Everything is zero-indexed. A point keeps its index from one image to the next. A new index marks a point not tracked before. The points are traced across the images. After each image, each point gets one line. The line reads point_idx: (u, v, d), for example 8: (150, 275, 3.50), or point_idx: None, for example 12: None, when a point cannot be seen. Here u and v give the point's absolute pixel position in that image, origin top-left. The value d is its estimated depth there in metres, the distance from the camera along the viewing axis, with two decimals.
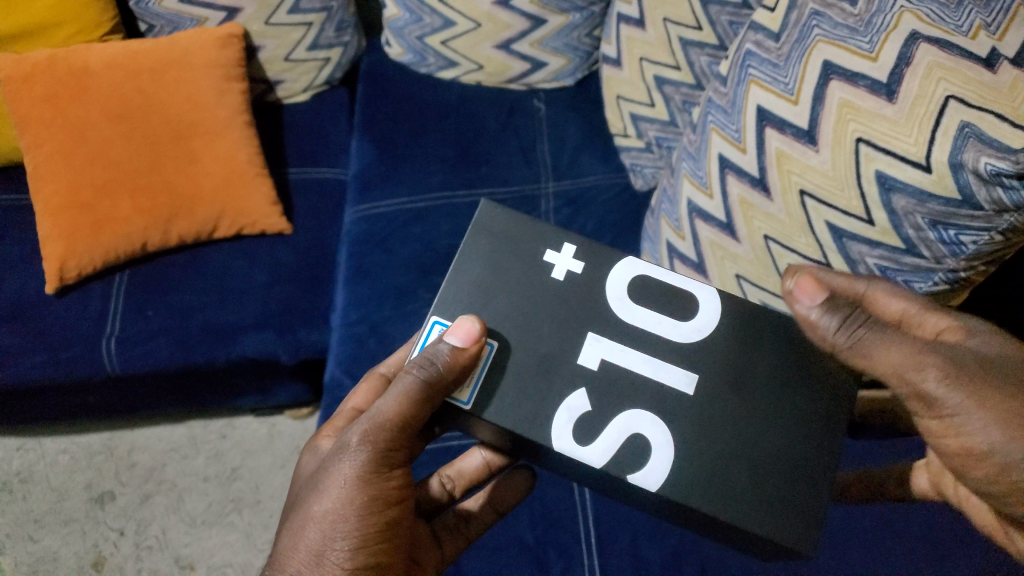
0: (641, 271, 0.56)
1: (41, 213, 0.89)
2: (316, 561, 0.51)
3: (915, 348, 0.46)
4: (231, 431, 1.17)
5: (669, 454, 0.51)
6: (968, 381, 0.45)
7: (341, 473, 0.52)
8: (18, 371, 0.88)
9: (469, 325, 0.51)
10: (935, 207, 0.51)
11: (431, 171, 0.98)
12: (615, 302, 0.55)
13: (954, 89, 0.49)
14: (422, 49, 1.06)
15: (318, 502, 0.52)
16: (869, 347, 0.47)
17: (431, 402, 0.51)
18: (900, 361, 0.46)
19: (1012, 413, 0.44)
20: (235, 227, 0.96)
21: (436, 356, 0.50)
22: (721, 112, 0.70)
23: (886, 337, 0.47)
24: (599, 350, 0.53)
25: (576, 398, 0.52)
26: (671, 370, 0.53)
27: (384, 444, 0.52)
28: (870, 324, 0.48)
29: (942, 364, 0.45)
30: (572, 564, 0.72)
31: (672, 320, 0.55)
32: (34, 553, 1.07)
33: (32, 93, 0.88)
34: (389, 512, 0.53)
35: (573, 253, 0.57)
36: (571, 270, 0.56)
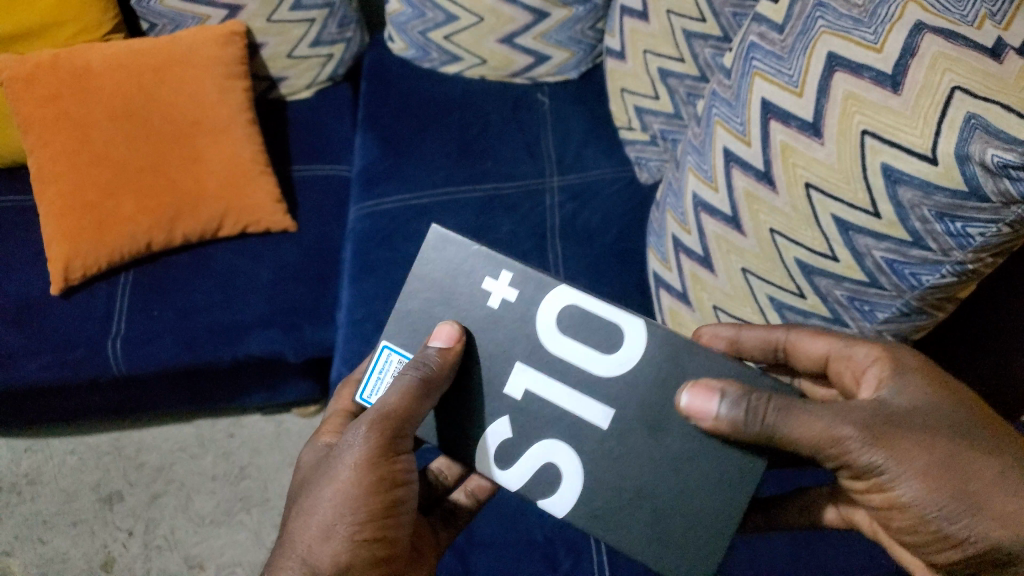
0: (570, 299, 0.55)
1: (45, 213, 0.89)
2: (325, 536, 0.51)
3: (829, 418, 0.47)
4: (239, 429, 1.17)
5: (576, 485, 0.55)
6: (883, 440, 0.46)
7: (347, 454, 0.52)
8: (25, 372, 0.88)
9: (449, 328, 0.55)
10: (941, 199, 0.51)
11: (436, 167, 0.98)
12: (542, 333, 0.55)
13: (959, 80, 0.49)
14: (425, 44, 1.06)
15: (327, 483, 0.52)
16: (787, 427, 0.47)
17: (433, 391, 0.53)
18: (819, 435, 0.46)
19: (924, 465, 0.46)
20: (239, 225, 0.96)
21: (428, 355, 0.53)
22: (725, 105, 0.70)
23: (801, 413, 0.47)
24: (525, 379, 0.56)
25: (499, 424, 0.56)
26: (590, 405, 0.55)
27: (392, 430, 0.52)
28: (780, 399, 0.48)
29: (857, 429, 0.46)
30: (583, 559, 0.72)
31: (597, 353, 0.55)
32: (44, 554, 1.07)
33: (35, 93, 0.88)
34: (397, 492, 0.53)
35: (509, 278, 0.57)
36: (505, 298, 0.56)
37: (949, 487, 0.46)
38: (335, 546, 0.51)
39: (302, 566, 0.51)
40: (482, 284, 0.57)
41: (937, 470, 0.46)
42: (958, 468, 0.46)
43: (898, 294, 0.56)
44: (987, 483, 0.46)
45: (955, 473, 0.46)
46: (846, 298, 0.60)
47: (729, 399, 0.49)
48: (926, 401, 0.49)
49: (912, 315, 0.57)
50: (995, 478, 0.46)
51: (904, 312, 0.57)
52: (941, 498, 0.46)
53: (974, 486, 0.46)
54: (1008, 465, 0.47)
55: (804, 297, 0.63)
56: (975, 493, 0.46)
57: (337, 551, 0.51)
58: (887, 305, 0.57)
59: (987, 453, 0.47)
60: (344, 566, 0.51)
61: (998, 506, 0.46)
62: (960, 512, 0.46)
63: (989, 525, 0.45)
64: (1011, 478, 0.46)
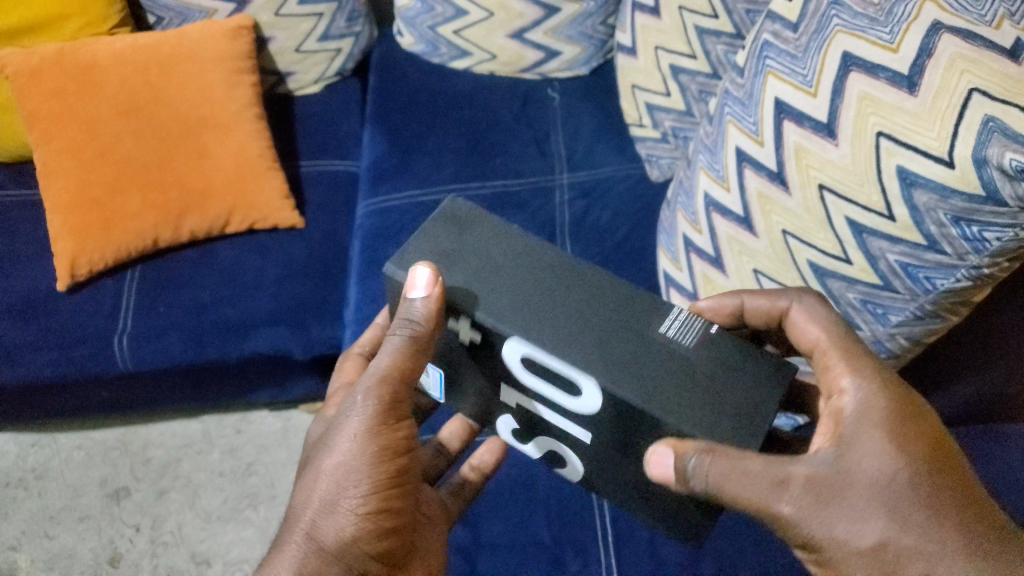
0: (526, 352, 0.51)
1: (52, 209, 0.89)
2: (329, 509, 0.51)
3: (761, 489, 0.44)
4: (246, 425, 1.17)
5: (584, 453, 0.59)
6: (811, 512, 0.44)
7: (349, 428, 0.52)
8: (33, 368, 0.88)
9: (422, 275, 0.50)
10: (957, 203, 0.50)
11: (446, 163, 0.97)
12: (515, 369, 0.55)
13: (977, 82, 0.49)
14: (434, 38, 1.06)
15: (328, 454, 0.52)
16: (718, 490, 0.45)
17: (428, 345, 0.52)
18: (750, 500, 0.45)
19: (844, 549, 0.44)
20: (246, 222, 0.95)
21: (408, 309, 0.50)
22: (737, 104, 0.69)
23: (733, 480, 0.44)
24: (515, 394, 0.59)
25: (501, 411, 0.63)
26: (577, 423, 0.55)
27: (388, 396, 0.52)
28: (716, 459, 0.45)
29: (787, 500, 0.44)
30: (590, 562, 0.70)
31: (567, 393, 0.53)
32: (51, 550, 1.07)
33: (39, 88, 0.87)
34: (400, 460, 0.53)
35: (467, 323, 0.53)
36: (471, 338, 0.54)
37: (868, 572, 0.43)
38: (340, 519, 0.51)
39: (307, 541, 0.51)
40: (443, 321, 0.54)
41: (865, 551, 0.43)
42: (890, 549, 0.43)
43: (912, 298, 0.56)
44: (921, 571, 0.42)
45: (885, 557, 0.43)
46: (859, 301, 0.59)
47: (683, 453, 0.46)
48: (879, 470, 0.44)
49: (925, 319, 0.57)
50: (933, 564, 0.42)
51: (917, 315, 0.57)
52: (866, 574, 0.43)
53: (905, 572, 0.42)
54: (951, 555, 0.42)
55: None
56: None
57: (342, 524, 0.51)
58: (900, 308, 0.57)
59: (930, 536, 0.42)
60: (348, 539, 0.51)
61: None
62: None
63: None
64: (950, 565, 0.42)
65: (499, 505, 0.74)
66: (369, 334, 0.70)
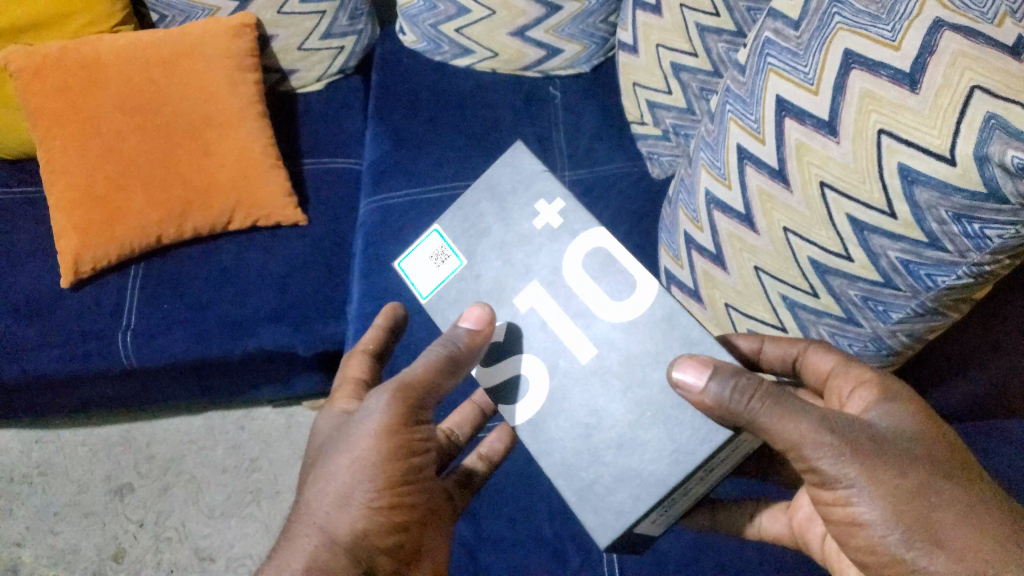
0: (602, 250, 0.57)
1: (56, 207, 0.89)
2: (343, 502, 0.52)
3: (814, 424, 0.45)
4: (250, 421, 1.17)
5: (535, 402, 0.55)
6: (858, 454, 0.45)
7: (368, 424, 0.52)
8: (38, 365, 0.88)
9: (480, 311, 0.56)
10: (959, 200, 0.50)
11: (448, 161, 0.97)
12: (565, 267, 0.58)
13: (979, 80, 0.49)
14: (436, 36, 1.06)
15: (348, 448, 0.52)
16: (767, 422, 0.45)
17: (462, 367, 0.55)
18: (799, 437, 0.45)
19: (893, 490, 0.44)
20: (249, 219, 0.95)
21: (456, 333, 0.55)
22: (739, 102, 0.69)
23: (784, 412, 0.45)
24: (531, 299, 0.58)
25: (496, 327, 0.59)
26: (581, 342, 0.55)
27: (413, 399, 0.53)
28: (768, 393, 0.46)
29: (836, 439, 0.45)
30: (592, 558, 0.70)
31: (606, 298, 0.56)
32: (56, 545, 1.08)
33: (43, 85, 0.88)
34: (415, 460, 0.53)
35: (560, 210, 0.59)
36: (549, 224, 0.59)
37: (908, 518, 0.44)
38: (353, 512, 0.51)
39: (320, 534, 0.52)
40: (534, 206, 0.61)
41: (905, 495, 0.44)
42: (925, 496, 0.44)
43: (913, 295, 0.56)
44: (954, 518, 0.44)
45: (923, 502, 0.44)
46: (860, 298, 0.60)
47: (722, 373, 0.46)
48: (913, 428, 0.48)
49: (927, 315, 0.57)
50: (962, 513, 0.44)
51: (918, 312, 0.57)
52: (902, 521, 0.44)
53: (935, 521, 0.44)
54: (978, 505, 0.45)
55: (818, 297, 0.63)
56: (937, 529, 0.44)
57: (354, 517, 0.51)
58: (901, 305, 0.57)
59: (959, 487, 0.45)
60: (359, 532, 0.51)
61: (958, 547, 0.43)
62: (919, 540, 0.44)
63: (943, 562, 0.43)
64: (979, 515, 0.44)
65: (502, 501, 0.74)
66: (369, 331, 0.68)
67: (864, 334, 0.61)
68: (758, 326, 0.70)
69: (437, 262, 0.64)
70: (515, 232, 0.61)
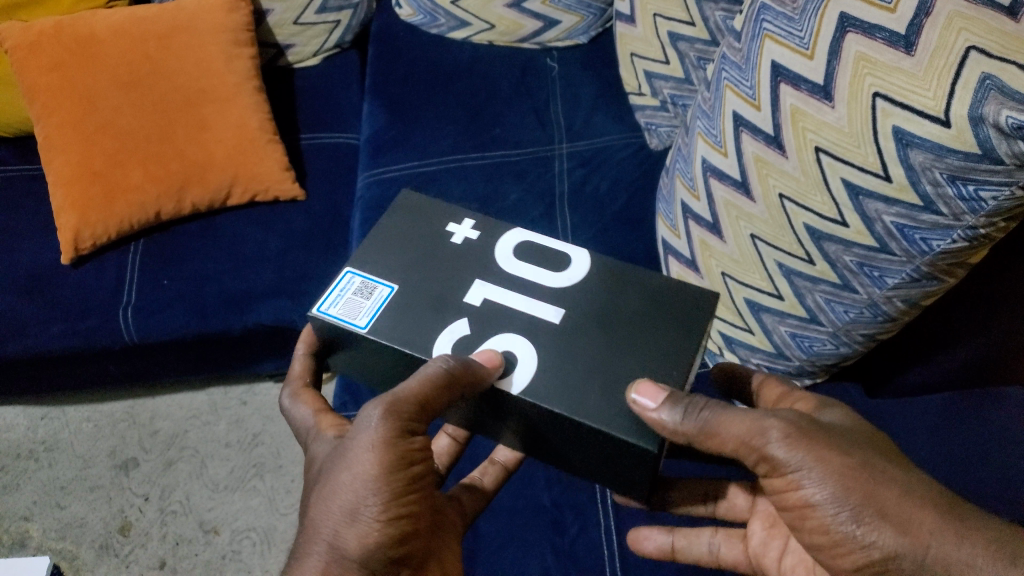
0: (525, 239, 0.60)
1: (55, 184, 0.90)
2: (351, 517, 0.47)
3: (754, 415, 0.46)
4: (252, 397, 1.19)
5: (534, 360, 0.52)
6: (804, 435, 0.45)
7: (363, 438, 0.48)
8: (40, 340, 0.90)
9: (489, 350, 0.52)
10: (953, 161, 0.50)
11: (444, 135, 0.97)
12: (503, 261, 0.59)
13: (975, 40, 0.47)
14: (432, 8, 1.07)
15: (347, 465, 0.48)
16: (716, 426, 0.46)
17: (459, 388, 0.48)
18: (745, 429, 0.46)
19: (841, 466, 0.45)
20: (248, 194, 0.95)
21: (464, 359, 0.49)
22: (735, 69, 0.68)
23: (726, 413, 0.46)
24: (484, 292, 0.56)
25: (458, 325, 0.54)
26: (545, 307, 0.55)
27: (408, 413, 0.48)
28: (709, 404, 0.47)
29: (779, 423, 0.46)
30: (590, 525, 0.67)
31: (550, 271, 0.58)
32: (62, 519, 1.09)
33: (39, 62, 0.89)
34: (415, 470, 0.49)
35: (470, 223, 0.61)
36: (468, 236, 0.60)
37: (856, 493, 0.44)
38: (361, 528, 0.47)
39: (329, 552, 0.48)
40: (445, 228, 0.61)
41: (852, 471, 0.45)
42: (870, 472, 0.45)
43: (908, 260, 0.56)
44: (898, 495, 0.44)
45: (871, 479, 0.45)
46: (855, 264, 0.59)
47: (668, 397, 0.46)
48: (856, 423, 0.50)
49: (922, 281, 0.56)
50: (906, 490, 0.45)
51: (913, 277, 0.56)
52: (848, 497, 0.44)
53: (880, 497, 0.44)
54: (922, 485, 0.45)
55: (813, 264, 0.62)
56: (883, 504, 0.44)
57: (364, 532, 0.47)
58: (896, 270, 0.57)
59: (900, 469, 0.46)
60: (371, 547, 0.47)
61: (902, 519, 0.44)
62: (867, 512, 0.44)
63: (892, 536, 0.44)
64: (920, 491, 0.45)
65: None
66: (295, 363, 0.63)
67: (860, 301, 0.61)
68: (754, 294, 0.69)
69: (361, 296, 0.56)
70: (441, 248, 0.59)
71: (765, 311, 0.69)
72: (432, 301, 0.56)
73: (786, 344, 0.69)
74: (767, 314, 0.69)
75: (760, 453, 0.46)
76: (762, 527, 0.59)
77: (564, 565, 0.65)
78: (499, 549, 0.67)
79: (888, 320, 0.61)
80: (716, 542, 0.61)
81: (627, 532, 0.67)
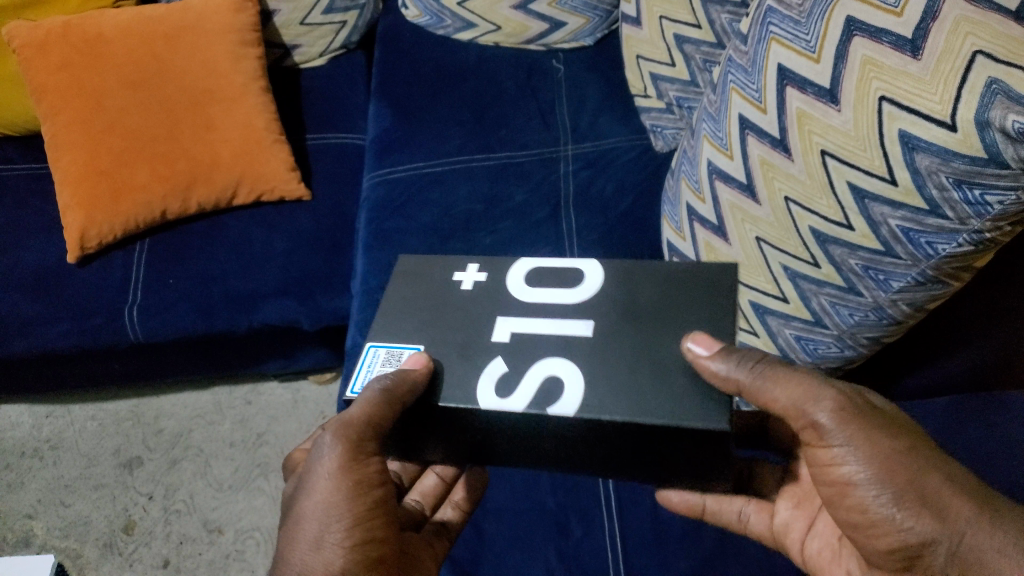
0: (534, 265, 0.57)
1: (62, 183, 0.91)
2: (316, 546, 0.49)
3: (811, 382, 0.47)
4: (256, 396, 1.19)
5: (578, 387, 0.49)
6: (856, 414, 0.47)
7: (322, 466, 0.50)
8: (45, 338, 0.90)
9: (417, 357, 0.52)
10: (959, 166, 0.50)
11: (450, 136, 0.97)
12: (519, 293, 0.56)
13: (981, 44, 0.47)
14: (438, 10, 1.07)
15: (309, 494, 0.50)
16: (771, 382, 0.46)
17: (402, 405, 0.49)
18: (798, 393, 0.47)
19: (887, 450, 0.46)
20: (254, 194, 0.95)
21: (398, 372, 0.50)
22: (741, 72, 0.68)
23: (783, 372, 0.47)
24: (509, 326, 0.54)
25: (494, 365, 0.52)
26: (574, 323, 0.52)
27: (361, 438, 0.49)
28: (769, 363, 0.47)
29: (835, 397, 0.47)
30: (595, 527, 0.67)
31: (565, 287, 0.55)
32: (66, 517, 1.09)
33: (47, 61, 0.90)
34: (377, 492, 0.51)
35: (477, 267, 0.58)
36: (476, 281, 0.57)
37: (899, 476, 0.46)
38: (326, 555, 0.48)
39: None
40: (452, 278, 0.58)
41: (895, 455, 0.46)
42: (915, 459, 0.46)
43: (914, 264, 0.56)
44: (941, 483, 0.46)
45: (912, 466, 0.46)
46: (860, 267, 0.59)
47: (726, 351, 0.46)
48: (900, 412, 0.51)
49: (928, 284, 0.57)
50: (949, 478, 0.46)
51: (919, 281, 0.56)
52: (892, 480, 0.46)
53: (924, 483, 0.46)
54: (962, 475, 0.47)
55: (819, 267, 0.62)
56: (927, 490, 0.46)
57: (330, 560, 0.48)
58: (902, 274, 0.57)
59: (944, 459, 0.47)
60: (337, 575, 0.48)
61: (944, 506, 0.45)
62: (909, 497, 0.46)
63: (930, 523, 0.45)
64: (960, 480, 0.46)
65: (505, 472, 0.72)
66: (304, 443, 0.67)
67: (865, 304, 0.61)
68: (759, 297, 0.70)
69: (389, 365, 0.54)
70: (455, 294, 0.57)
71: (770, 314, 0.69)
72: (462, 349, 0.53)
73: (791, 348, 0.69)
74: (772, 317, 0.69)
75: (804, 418, 0.47)
76: (789, 506, 0.60)
77: (567, 567, 0.65)
78: (503, 551, 0.67)
79: (893, 321, 0.61)
80: (747, 511, 0.61)
81: (631, 534, 0.67)
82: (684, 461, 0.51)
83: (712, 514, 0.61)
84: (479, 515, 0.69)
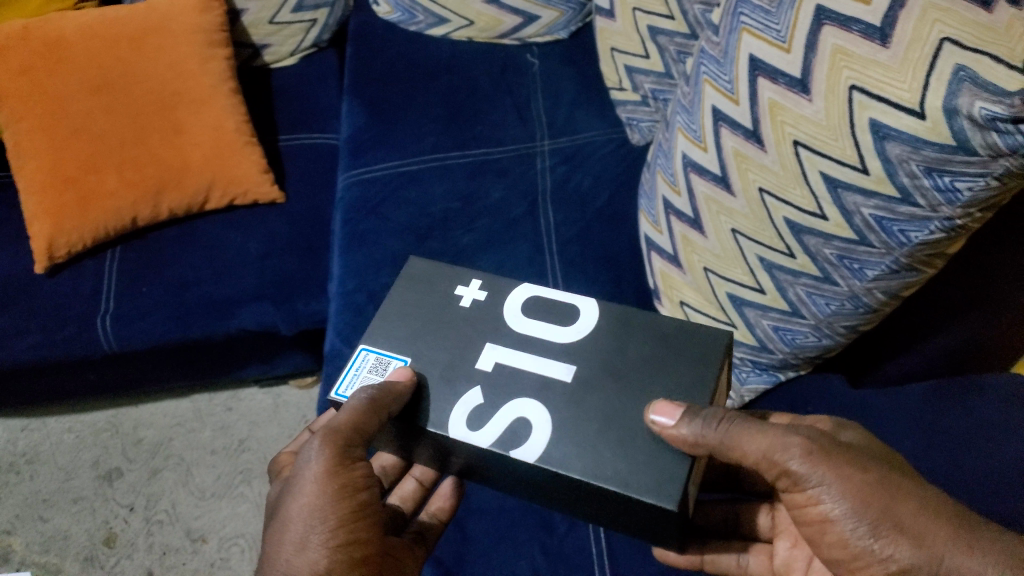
0: (534, 292, 0.57)
1: (27, 191, 0.88)
2: (301, 548, 0.48)
3: (776, 432, 0.47)
4: (237, 402, 1.18)
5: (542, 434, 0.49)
6: (825, 455, 0.47)
7: (308, 469, 0.49)
8: (15, 352, 0.88)
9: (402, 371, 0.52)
10: (929, 154, 0.50)
11: (425, 134, 0.96)
12: (512, 320, 0.56)
13: (949, 31, 0.46)
14: (410, 5, 1.06)
15: (294, 497, 0.49)
16: (735, 441, 0.46)
17: (387, 411, 0.49)
18: (767, 445, 0.46)
19: (861, 482, 0.46)
20: (226, 198, 0.94)
21: (384, 383, 0.50)
22: (713, 63, 0.68)
23: (747, 426, 0.47)
24: (495, 355, 0.54)
25: (471, 396, 0.52)
26: (556, 364, 0.52)
27: (347, 442, 0.49)
28: (729, 416, 0.46)
29: (802, 441, 0.46)
30: (579, 524, 0.67)
31: (558, 324, 0.55)
32: (45, 532, 1.07)
33: (7, 65, 0.87)
34: (362, 496, 0.50)
35: (478, 284, 0.58)
36: (475, 299, 0.57)
37: (872, 504, 0.46)
38: (311, 555, 0.47)
39: None
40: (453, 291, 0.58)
41: (869, 488, 0.46)
42: (886, 485, 0.46)
43: (887, 251, 0.56)
44: (914, 509, 0.46)
45: (886, 495, 0.46)
46: (836, 256, 0.59)
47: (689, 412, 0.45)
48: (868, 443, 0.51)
49: (902, 272, 0.57)
50: (923, 503, 0.47)
51: (893, 269, 0.57)
52: (866, 513, 0.46)
53: (899, 510, 0.46)
54: (935, 497, 0.47)
55: (794, 257, 0.63)
56: (901, 520, 0.46)
57: (314, 560, 0.48)
58: (876, 262, 0.57)
59: (917, 485, 0.47)
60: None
61: (920, 532, 0.46)
62: (884, 526, 0.46)
63: (908, 548, 0.46)
64: (932, 502, 0.47)
65: None
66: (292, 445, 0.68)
67: (841, 293, 0.61)
68: (736, 289, 0.70)
69: (376, 372, 0.54)
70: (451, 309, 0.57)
71: (747, 305, 0.69)
72: (445, 371, 0.54)
73: (769, 338, 0.70)
74: (749, 309, 0.69)
75: (778, 467, 0.47)
76: (786, 545, 0.61)
77: (552, 565, 0.65)
78: (487, 552, 0.67)
79: (870, 309, 0.61)
80: (745, 556, 0.62)
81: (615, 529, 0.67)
82: (649, 531, 0.50)
83: (711, 563, 0.62)
84: (463, 516, 0.69)
